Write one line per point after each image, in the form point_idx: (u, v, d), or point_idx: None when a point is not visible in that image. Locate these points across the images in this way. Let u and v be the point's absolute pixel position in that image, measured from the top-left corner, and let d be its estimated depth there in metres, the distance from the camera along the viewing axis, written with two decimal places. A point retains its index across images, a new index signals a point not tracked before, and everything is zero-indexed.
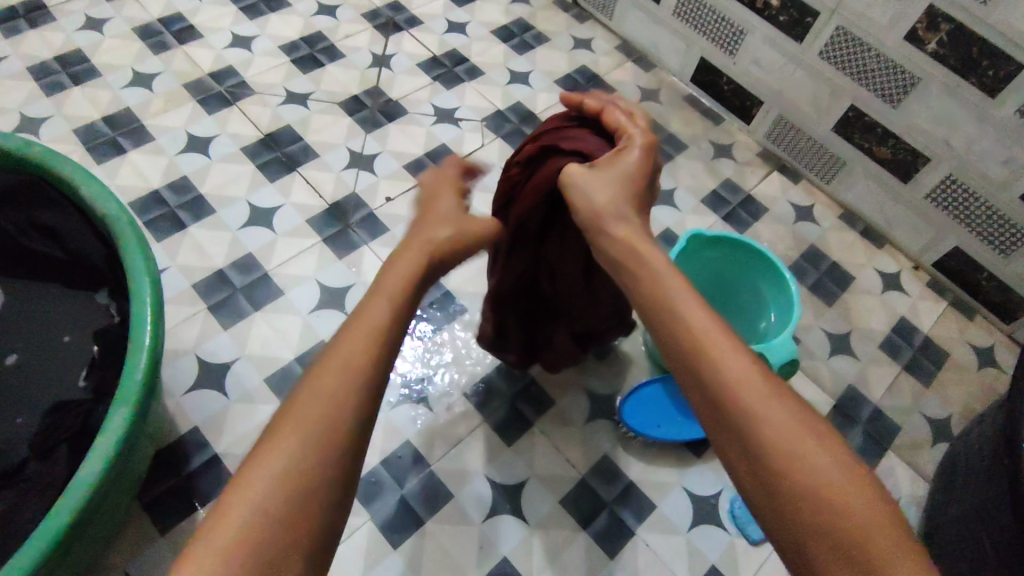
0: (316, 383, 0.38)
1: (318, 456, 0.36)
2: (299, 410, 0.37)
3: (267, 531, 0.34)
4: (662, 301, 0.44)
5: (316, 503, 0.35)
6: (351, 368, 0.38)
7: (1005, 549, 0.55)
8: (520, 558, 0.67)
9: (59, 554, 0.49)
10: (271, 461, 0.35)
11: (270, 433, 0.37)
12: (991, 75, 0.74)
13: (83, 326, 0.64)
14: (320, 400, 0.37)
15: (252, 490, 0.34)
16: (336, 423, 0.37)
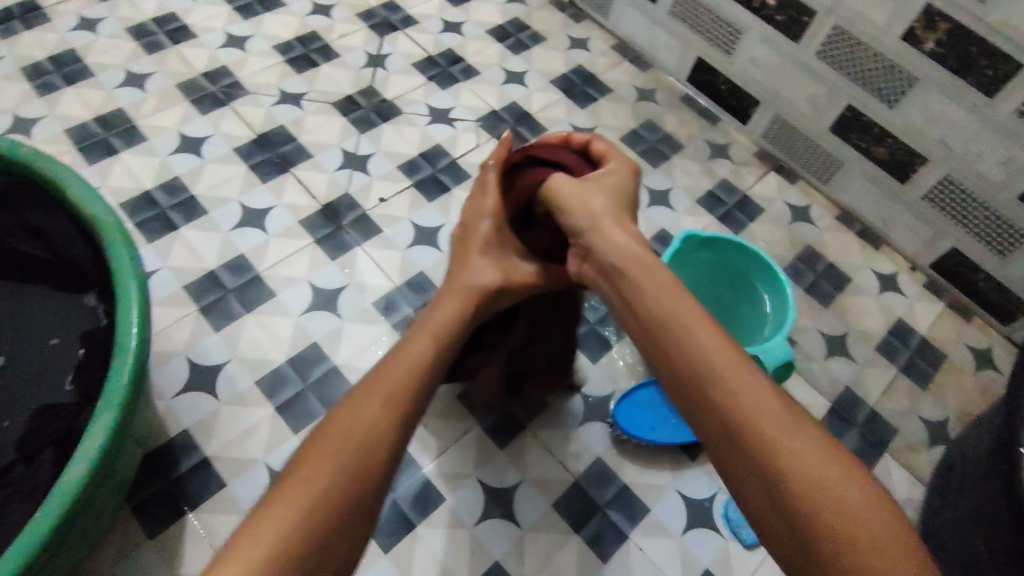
0: (367, 399, 0.46)
1: (366, 459, 0.43)
2: (349, 418, 0.44)
3: (320, 517, 0.39)
4: (682, 335, 0.46)
5: (358, 498, 0.41)
6: (399, 393, 0.47)
7: (1001, 555, 0.54)
8: (512, 563, 0.67)
9: (45, 558, 0.48)
10: (327, 458, 0.42)
11: (317, 440, 0.44)
12: (989, 75, 0.73)
13: (70, 329, 0.63)
14: (364, 413, 0.45)
15: (308, 484, 0.41)
16: (382, 434, 0.44)
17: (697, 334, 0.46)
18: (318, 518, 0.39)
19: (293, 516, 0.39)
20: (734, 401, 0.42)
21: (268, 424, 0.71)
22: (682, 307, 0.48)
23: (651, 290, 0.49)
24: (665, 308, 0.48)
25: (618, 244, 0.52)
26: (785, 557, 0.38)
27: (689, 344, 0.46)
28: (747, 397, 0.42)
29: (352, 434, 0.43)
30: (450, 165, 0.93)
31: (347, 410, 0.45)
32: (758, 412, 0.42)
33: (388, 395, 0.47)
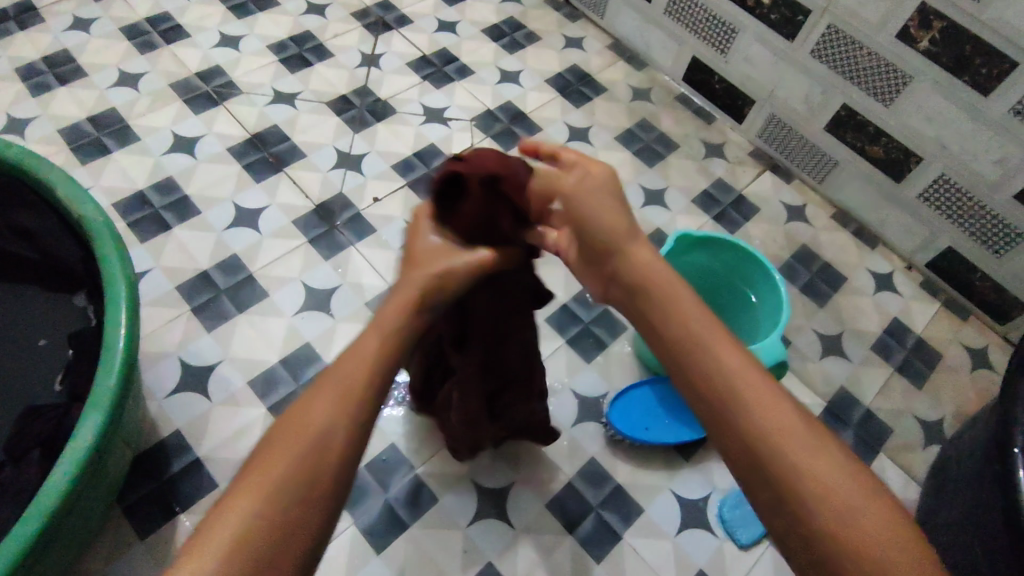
0: (308, 404, 0.36)
1: (308, 478, 0.33)
2: (284, 429, 0.35)
3: (252, 554, 0.31)
4: (686, 339, 0.39)
5: (307, 531, 0.33)
6: (346, 393, 0.36)
7: (996, 555, 0.54)
8: (505, 564, 0.66)
9: (31, 560, 0.48)
10: (257, 482, 0.33)
11: (259, 452, 0.35)
12: (984, 73, 0.73)
13: (59, 330, 0.63)
14: (309, 423, 0.35)
15: (240, 512, 0.32)
16: (327, 445, 0.34)
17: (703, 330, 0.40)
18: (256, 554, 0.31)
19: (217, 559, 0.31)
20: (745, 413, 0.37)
21: (260, 425, 0.71)
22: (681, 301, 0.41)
23: (666, 307, 0.41)
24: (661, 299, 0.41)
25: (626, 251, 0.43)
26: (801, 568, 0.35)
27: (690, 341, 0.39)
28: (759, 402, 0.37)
29: (291, 446, 0.34)
30: None
31: (285, 417, 0.35)
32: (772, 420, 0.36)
33: (333, 394, 0.36)
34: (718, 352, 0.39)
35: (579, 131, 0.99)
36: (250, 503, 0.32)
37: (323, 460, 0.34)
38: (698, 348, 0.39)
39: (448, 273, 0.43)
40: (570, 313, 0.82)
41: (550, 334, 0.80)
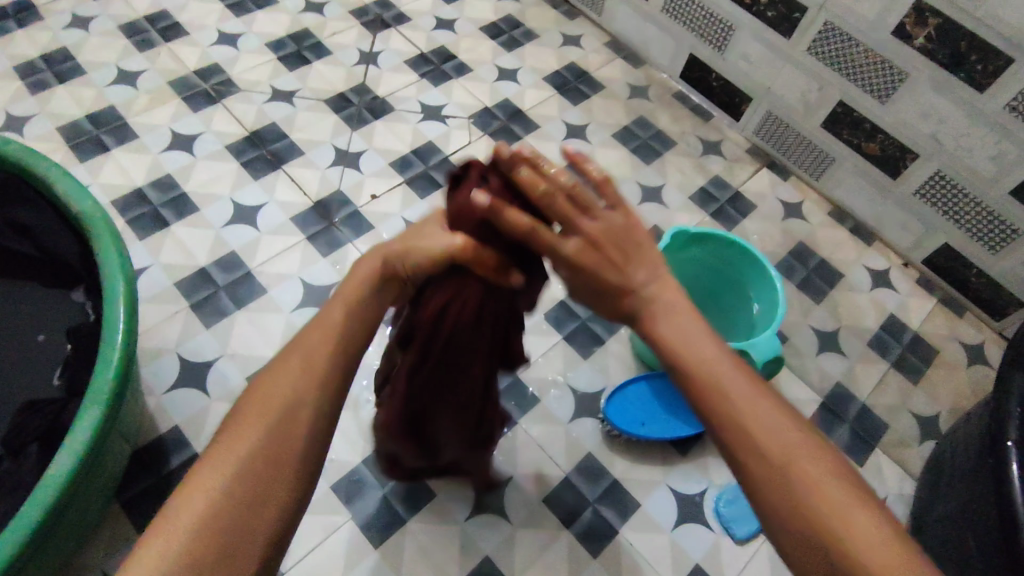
0: (273, 378, 0.40)
1: (278, 440, 0.38)
2: (252, 401, 0.39)
3: (230, 508, 0.35)
4: (739, 421, 0.39)
5: (282, 488, 0.37)
6: (310, 364, 0.41)
7: (990, 549, 0.54)
8: (502, 558, 0.67)
9: (29, 553, 0.48)
10: (229, 447, 0.37)
11: (230, 421, 0.39)
12: (979, 70, 0.73)
13: (57, 325, 0.63)
14: (277, 393, 0.39)
15: (219, 473, 0.36)
16: (294, 409, 0.39)
17: (755, 407, 0.39)
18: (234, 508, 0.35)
19: (200, 515, 0.35)
20: (803, 495, 0.37)
21: None
22: (726, 373, 0.41)
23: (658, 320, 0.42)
24: (706, 374, 0.40)
25: (660, 304, 0.42)
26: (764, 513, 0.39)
27: (740, 429, 0.39)
28: (821, 485, 0.37)
29: (259, 415, 0.38)
30: (443, 162, 0.93)
31: (253, 391, 0.40)
32: (835, 509, 0.36)
33: (296, 367, 0.40)
34: (769, 431, 0.39)
35: (577, 128, 1.00)
36: (222, 468, 0.36)
37: (288, 424, 0.38)
38: (748, 432, 0.39)
39: (398, 252, 0.44)
40: (567, 309, 0.82)
41: (547, 331, 0.80)
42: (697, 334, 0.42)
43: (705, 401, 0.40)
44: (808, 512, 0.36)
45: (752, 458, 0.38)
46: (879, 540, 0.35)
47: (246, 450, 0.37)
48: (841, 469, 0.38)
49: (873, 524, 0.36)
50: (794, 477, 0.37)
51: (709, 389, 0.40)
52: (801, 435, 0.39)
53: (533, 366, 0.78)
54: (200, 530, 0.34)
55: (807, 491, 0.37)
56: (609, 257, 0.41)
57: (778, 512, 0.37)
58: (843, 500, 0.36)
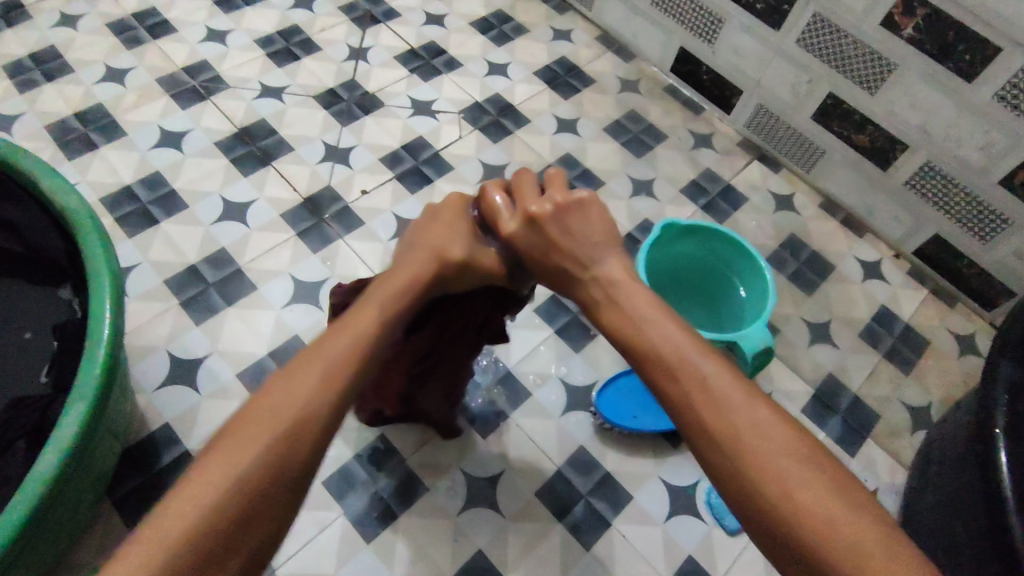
0: (291, 380, 0.38)
1: (287, 450, 0.36)
2: (264, 401, 0.37)
3: (223, 520, 0.33)
4: (686, 392, 0.39)
5: (281, 502, 0.35)
6: (330, 372, 0.39)
7: (979, 536, 0.54)
8: (494, 551, 0.67)
9: (16, 550, 0.48)
10: (232, 449, 0.35)
11: (234, 421, 0.37)
12: (967, 59, 0.73)
13: (43, 323, 0.63)
14: (290, 397, 0.37)
15: (212, 479, 0.34)
16: (305, 423, 0.37)
17: (703, 381, 0.39)
18: (224, 518, 0.33)
19: (193, 521, 0.33)
20: (747, 464, 0.36)
21: None
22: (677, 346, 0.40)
23: (629, 308, 0.43)
24: (656, 351, 0.41)
25: (612, 284, 0.45)
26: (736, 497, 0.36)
27: (684, 401, 0.39)
28: (765, 453, 0.36)
29: (270, 420, 0.36)
30: (433, 158, 0.93)
31: (265, 392, 0.38)
32: (781, 477, 0.35)
33: (315, 374, 0.38)
34: (718, 402, 0.38)
35: (567, 123, 1.00)
36: (221, 470, 0.34)
37: (297, 434, 0.36)
38: (695, 404, 0.38)
39: (444, 259, 0.47)
40: (558, 303, 0.82)
41: (538, 325, 0.80)
42: (651, 315, 0.42)
43: (656, 377, 0.40)
44: (752, 481, 0.35)
45: (700, 432, 0.38)
46: (827, 508, 0.34)
47: (250, 457, 0.35)
48: (795, 434, 0.37)
49: (824, 492, 0.34)
50: (738, 447, 0.36)
51: (659, 368, 0.40)
52: (753, 404, 0.37)
53: (525, 360, 0.78)
54: (190, 534, 0.32)
55: (752, 461, 0.36)
56: (546, 233, 0.46)
57: (726, 484, 0.37)
58: (791, 468, 0.35)
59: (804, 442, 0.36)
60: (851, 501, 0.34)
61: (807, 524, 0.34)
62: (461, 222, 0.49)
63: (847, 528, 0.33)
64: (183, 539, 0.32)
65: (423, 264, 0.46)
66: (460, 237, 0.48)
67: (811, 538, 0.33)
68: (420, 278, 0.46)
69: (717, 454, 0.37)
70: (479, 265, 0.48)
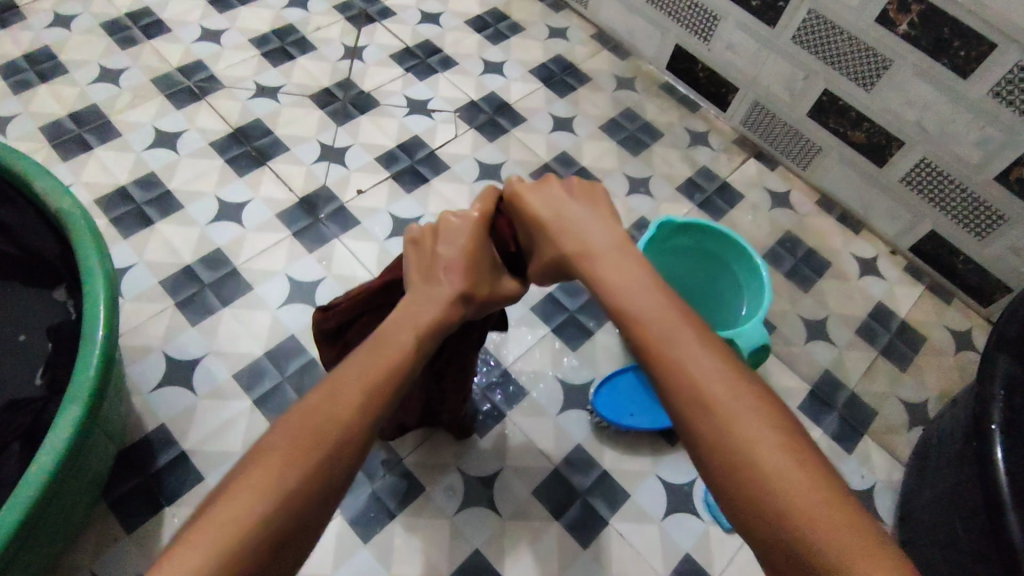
0: (333, 398, 0.38)
1: (328, 472, 0.36)
2: (308, 416, 0.37)
3: (270, 530, 0.33)
4: (667, 357, 0.39)
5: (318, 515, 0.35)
6: (372, 395, 0.39)
7: (976, 531, 0.55)
8: (492, 550, 0.67)
9: (10, 553, 0.48)
10: (277, 465, 0.35)
11: (273, 436, 0.36)
12: (962, 56, 0.73)
13: (37, 325, 0.63)
14: (332, 414, 0.37)
15: (259, 489, 0.34)
16: (346, 443, 0.37)
17: (698, 361, 0.38)
18: (270, 529, 0.33)
19: (238, 538, 0.32)
20: (727, 438, 0.35)
21: (245, 417, 0.71)
22: (658, 316, 0.40)
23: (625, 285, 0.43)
24: (651, 328, 0.40)
25: (614, 257, 0.45)
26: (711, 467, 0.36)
27: (664, 364, 0.38)
28: (757, 439, 0.35)
29: (315, 441, 0.36)
30: (429, 157, 0.92)
31: (308, 407, 0.37)
32: (769, 466, 0.34)
33: (358, 396, 0.38)
34: (712, 383, 0.37)
35: (563, 121, 0.99)
36: (265, 487, 0.34)
37: (338, 458, 0.36)
38: (691, 383, 0.37)
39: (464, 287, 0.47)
40: (555, 301, 0.82)
41: (534, 323, 0.80)
42: (637, 285, 0.42)
43: (652, 354, 0.39)
44: (723, 454, 0.35)
45: (693, 409, 0.37)
46: (803, 487, 0.33)
47: (292, 479, 0.35)
48: (783, 423, 0.36)
49: (811, 484, 0.34)
50: (715, 415, 0.36)
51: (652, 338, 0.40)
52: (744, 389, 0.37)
53: (522, 358, 0.78)
54: (232, 552, 0.32)
55: (742, 447, 0.35)
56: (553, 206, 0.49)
57: (698, 451, 0.37)
58: (780, 458, 0.34)
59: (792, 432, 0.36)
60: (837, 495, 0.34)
61: (771, 498, 0.34)
62: (479, 225, 0.50)
63: (835, 524, 0.32)
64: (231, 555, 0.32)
65: (444, 293, 0.46)
66: (479, 241, 0.49)
67: (781, 516, 0.33)
68: (449, 311, 0.46)
69: (707, 437, 0.36)
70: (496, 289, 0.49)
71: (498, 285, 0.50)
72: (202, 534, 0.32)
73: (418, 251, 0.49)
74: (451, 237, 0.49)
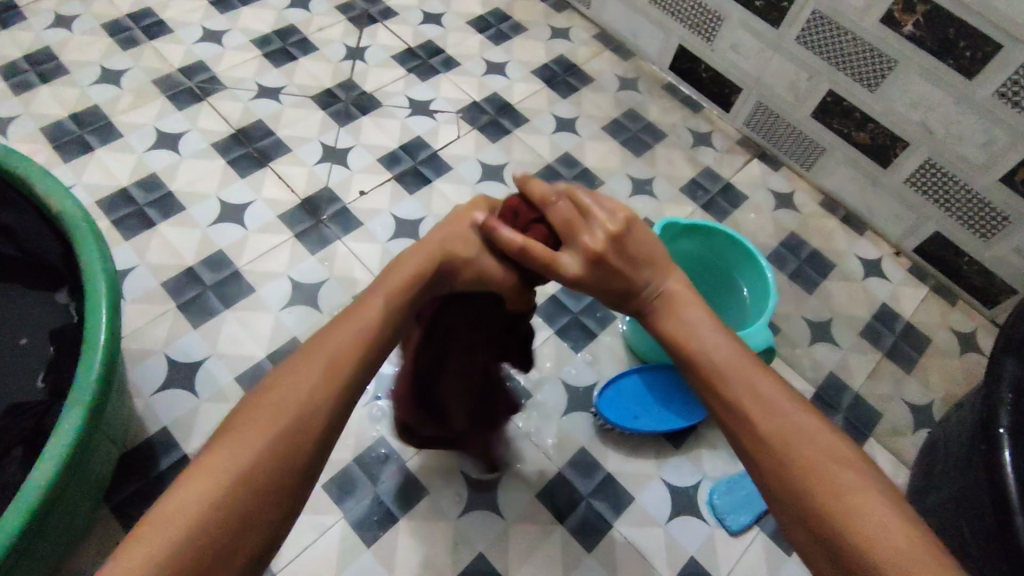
0: (295, 374, 0.39)
1: (291, 445, 0.36)
2: (270, 392, 0.38)
3: (231, 513, 0.34)
4: (720, 373, 0.44)
5: (284, 498, 0.35)
6: (333, 369, 0.39)
7: (983, 534, 0.54)
8: (496, 554, 0.67)
9: (13, 558, 0.47)
10: (236, 446, 0.35)
11: (231, 421, 0.37)
12: (968, 56, 0.73)
13: (39, 327, 0.62)
14: (293, 392, 0.38)
15: (220, 471, 0.34)
16: (305, 416, 0.37)
17: (754, 389, 0.43)
18: (230, 514, 0.34)
19: (197, 518, 0.33)
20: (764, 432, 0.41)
21: None
22: (715, 343, 0.46)
23: (674, 322, 0.48)
24: (715, 362, 0.45)
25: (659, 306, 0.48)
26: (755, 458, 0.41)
27: (718, 376, 0.44)
28: (808, 454, 0.39)
29: (273, 417, 0.37)
30: (432, 157, 0.92)
31: (272, 387, 0.38)
32: (819, 474, 0.38)
33: (317, 370, 0.39)
34: (765, 408, 0.42)
35: (566, 122, 0.99)
36: (221, 469, 0.34)
37: (295, 432, 0.37)
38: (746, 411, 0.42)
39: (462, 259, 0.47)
40: (559, 303, 0.81)
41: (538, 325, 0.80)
42: (694, 320, 0.47)
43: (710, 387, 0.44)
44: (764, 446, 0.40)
45: (748, 436, 0.42)
46: (828, 470, 0.38)
47: (250, 458, 0.35)
48: (832, 436, 0.40)
49: (859, 488, 0.37)
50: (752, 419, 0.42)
51: (710, 374, 0.45)
52: (793, 409, 0.41)
53: None
54: (190, 538, 0.32)
55: (793, 460, 0.39)
56: (586, 259, 0.46)
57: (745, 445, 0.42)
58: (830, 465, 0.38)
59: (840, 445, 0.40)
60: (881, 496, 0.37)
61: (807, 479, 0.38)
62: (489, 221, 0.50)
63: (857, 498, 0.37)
64: (189, 539, 0.32)
65: (428, 252, 0.46)
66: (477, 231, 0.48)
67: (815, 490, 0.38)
68: (422, 272, 0.45)
69: (761, 443, 0.41)
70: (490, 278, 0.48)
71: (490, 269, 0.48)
72: (159, 519, 0.33)
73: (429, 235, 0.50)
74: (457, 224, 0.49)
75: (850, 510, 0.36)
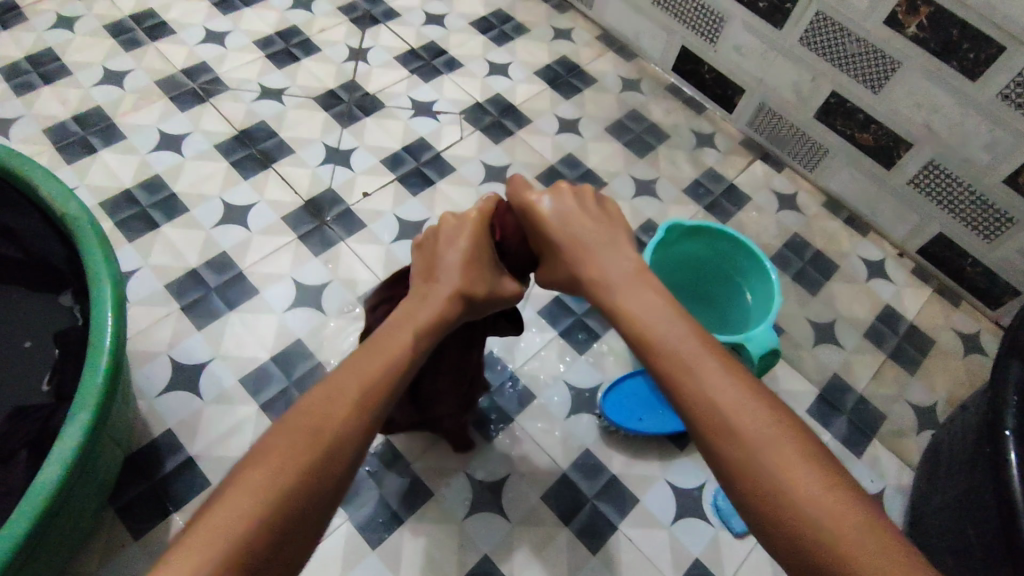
0: (327, 400, 0.38)
1: (325, 468, 0.36)
2: (303, 418, 0.37)
3: (267, 533, 0.33)
4: (684, 365, 0.40)
5: (317, 519, 0.35)
6: (366, 400, 0.38)
7: (989, 537, 0.54)
8: (500, 555, 0.66)
9: (20, 561, 0.47)
10: (274, 467, 0.35)
11: (258, 448, 0.36)
12: (971, 58, 0.73)
13: (44, 330, 0.62)
14: (322, 421, 0.37)
15: (254, 490, 0.34)
16: (339, 442, 0.37)
17: (722, 384, 0.39)
18: (266, 534, 0.33)
19: (238, 533, 0.33)
20: (734, 434, 0.38)
21: (253, 422, 0.71)
22: (678, 333, 0.42)
23: (634, 304, 0.44)
24: (680, 354, 0.41)
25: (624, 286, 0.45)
26: (724, 463, 0.38)
27: (682, 370, 0.40)
28: (781, 457, 0.37)
29: (307, 440, 0.36)
30: (435, 159, 0.92)
31: (302, 413, 0.37)
32: (795, 481, 0.36)
33: (352, 397, 0.38)
34: (732, 405, 0.38)
35: (569, 122, 0.99)
36: (258, 489, 0.34)
37: (329, 460, 0.36)
38: (716, 408, 0.38)
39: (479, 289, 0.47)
40: (562, 305, 0.81)
41: (542, 327, 0.80)
42: (655, 306, 0.44)
43: (673, 381, 0.40)
44: (736, 450, 0.37)
45: (717, 437, 0.38)
46: (804, 476, 0.36)
47: (287, 479, 0.35)
48: (801, 435, 0.38)
49: (834, 495, 0.35)
50: (721, 420, 0.38)
51: (671, 364, 0.41)
52: (764, 408, 0.38)
53: (532, 360, 0.77)
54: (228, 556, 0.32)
55: (764, 464, 0.37)
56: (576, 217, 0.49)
57: (713, 446, 0.38)
58: (804, 472, 0.36)
59: (809, 443, 0.37)
60: (851, 497, 0.36)
61: (780, 490, 0.36)
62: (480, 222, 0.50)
63: (833, 509, 0.35)
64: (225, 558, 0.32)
65: (447, 292, 0.46)
66: (480, 241, 0.49)
67: (791, 499, 0.35)
68: (448, 313, 0.45)
69: (732, 448, 0.37)
70: (504, 294, 0.49)
71: (498, 283, 0.49)
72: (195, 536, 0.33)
73: (424, 252, 0.50)
74: (448, 237, 0.49)
75: (827, 521, 0.35)
